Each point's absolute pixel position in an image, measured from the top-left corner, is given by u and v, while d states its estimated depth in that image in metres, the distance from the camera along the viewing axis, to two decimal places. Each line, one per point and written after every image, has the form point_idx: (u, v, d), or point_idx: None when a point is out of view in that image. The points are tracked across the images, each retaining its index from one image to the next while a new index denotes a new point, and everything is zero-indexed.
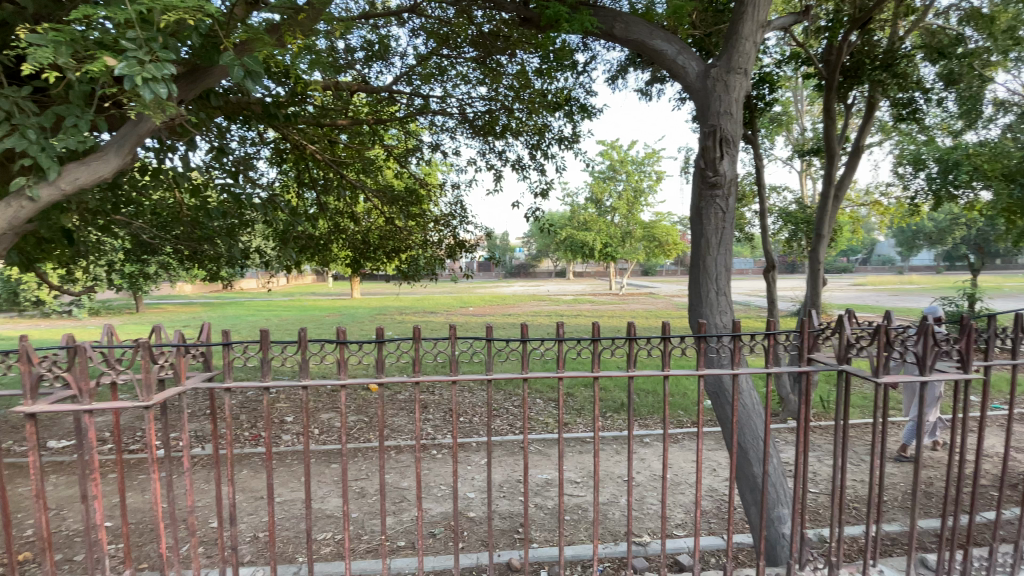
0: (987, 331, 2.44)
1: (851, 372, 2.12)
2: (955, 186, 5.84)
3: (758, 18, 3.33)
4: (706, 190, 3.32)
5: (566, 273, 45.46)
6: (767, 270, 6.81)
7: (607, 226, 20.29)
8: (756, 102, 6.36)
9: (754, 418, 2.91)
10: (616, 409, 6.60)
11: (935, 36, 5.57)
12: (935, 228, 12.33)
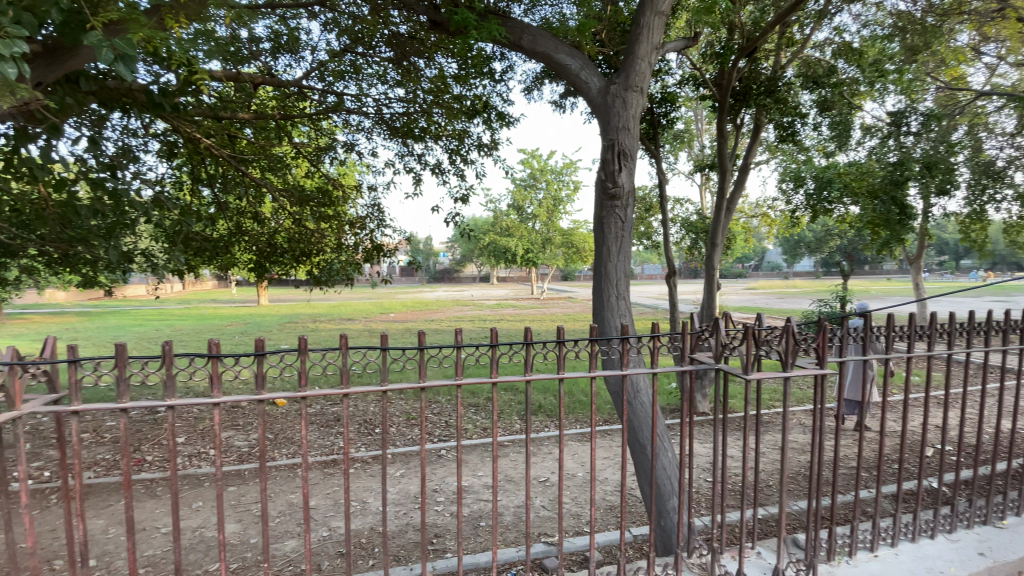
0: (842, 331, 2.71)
1: (725, 369, 2.29)
2: (827, 201, 6.63)
3: (653, 40, 3.54)
4: (607, 201, 3.47)
5: (491, 277, 45.73)
6: (671, 274, 7.30)
7: (528, 233, 20.67)
8: (659, 119, 6.81)
9: (643, 414, 3.07)
10: (532, 411, 6.71)
11: (810, 68, 6.26)
12: (812, 238, 13.88)
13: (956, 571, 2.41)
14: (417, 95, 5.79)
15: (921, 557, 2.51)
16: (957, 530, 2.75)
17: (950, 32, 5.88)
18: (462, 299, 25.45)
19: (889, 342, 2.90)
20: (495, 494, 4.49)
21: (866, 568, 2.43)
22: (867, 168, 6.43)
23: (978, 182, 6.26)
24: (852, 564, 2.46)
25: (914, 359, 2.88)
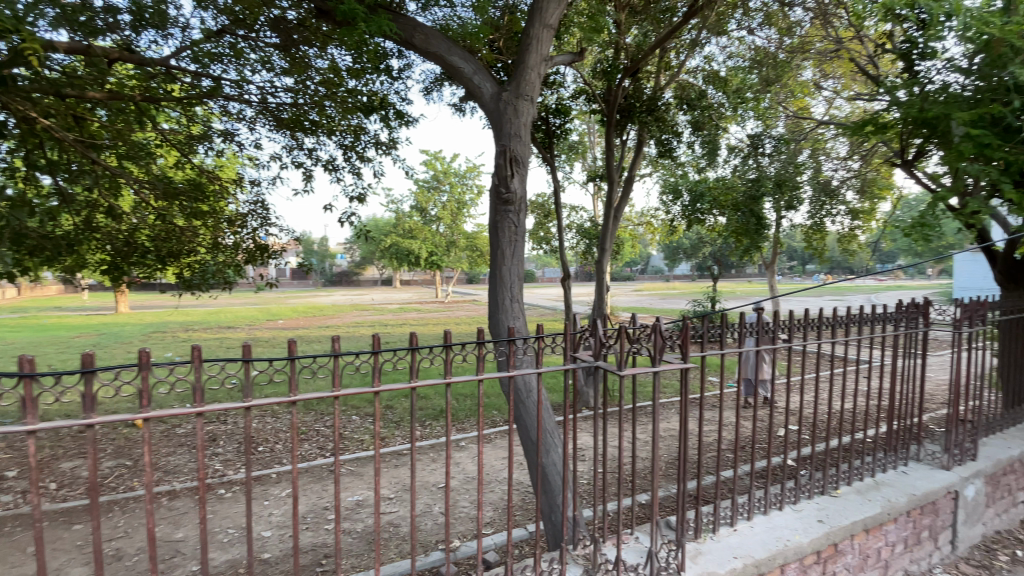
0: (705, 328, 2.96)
1: (603, 367, 2.42)
2: (700, 212, 7.53)
3: (542, 52, 3.67)
4: (500, 206, 3.52)
5: (394, 280, 44.42)
6: (565, 278, 7.61)
7: (431, 235, 20.38)
8: (554, 129, 7.09)
9: (525, 412, 3.17)
10: (432, 417, 6.59)
11: (685, 91, 6.93)
12: (690, 245, 15.39)
13: (800, 538, 2.67)
14: (307, 86, 5.41)
15: (771, 527, 2.75)
16: (801, 501, 2.98)
17: (797, 68, 6.81)
18: (364, 303, 24.44)
19: (744, 337, 3.27)
20: (391, 505, 4.33)
21: (727, 542, 2.65)
22: (732, 183, 7.27)
23: (818, 198, 7.32)
24: (716, 540, 2.67)
25: (767, 350, 3.22)
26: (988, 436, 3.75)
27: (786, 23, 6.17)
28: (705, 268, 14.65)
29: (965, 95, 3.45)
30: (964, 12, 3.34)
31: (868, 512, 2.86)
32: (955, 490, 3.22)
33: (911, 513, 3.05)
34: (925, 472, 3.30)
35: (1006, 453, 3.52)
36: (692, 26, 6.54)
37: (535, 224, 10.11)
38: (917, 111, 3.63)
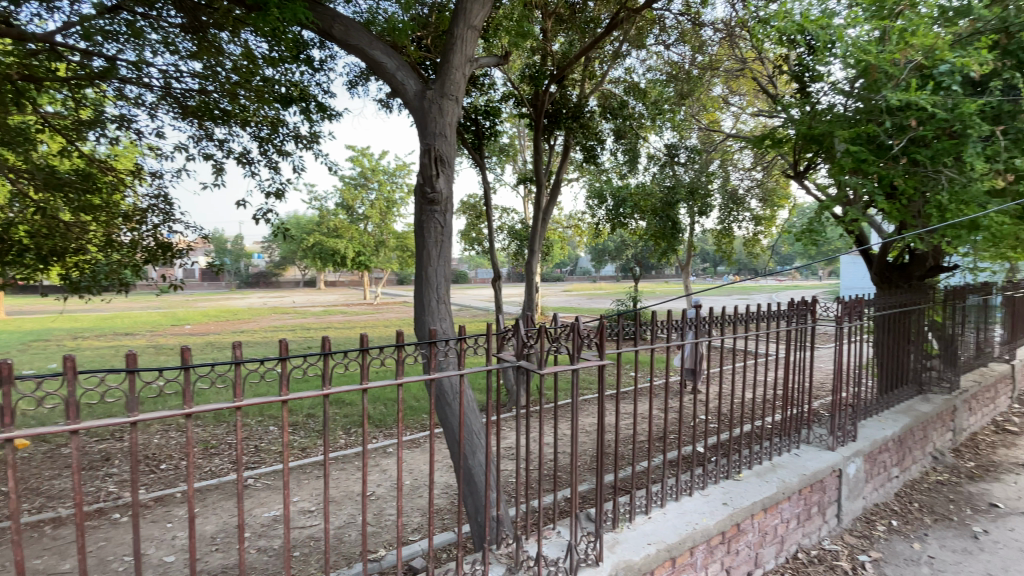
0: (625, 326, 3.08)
1: (524, 366, 2.46)
2: (623, 217, 7.93)
3: (466, 52, 3.66)
4: (426, 206, 3.45)
5: (319, 282, 42.43)
6: (495, 279, 7.63)
7: (359, 234, 19.67)
8: (485, 130, 7.10)
9: (448, 413, 3.13)
10: (359, 424, 6.35)
11: (608, 100, 7.23)
12: (614, 247, 16.09)
13: (707, 521, 2.85)
14: (217, 73, 5.02)
15: (682, 513, 2.93)
16: (708, 486, 3.20)
17: (709, 83, 7.32)
18: (285, 306, 23.11)
19: (661, 335, 3.45)
20: (315, 518, 4.12)
21: (642, 530, 2.78)
22: (653, 189, 7.68)
23: (727, 205, 7.92)
24: (632, 529, 2.79)
25: (681, 347, 3.42)
26: (865, 419, 4.23)
27: (698, 42, 6.61)
28: (628, 270, 15.38)
29: (846, 116, 3.85)
30: (846, 40, 3.70)
31: (765, 493, 3.11)
32: (839, 469, 3.59)
33: (802, 491, 3.35)
34: (814, 454, 3.66)
35: (880, 433, 3.99)
36: (615, 39, 6.83)
37: (466, 226, 10.08)
38: (807, 128, 4.02)
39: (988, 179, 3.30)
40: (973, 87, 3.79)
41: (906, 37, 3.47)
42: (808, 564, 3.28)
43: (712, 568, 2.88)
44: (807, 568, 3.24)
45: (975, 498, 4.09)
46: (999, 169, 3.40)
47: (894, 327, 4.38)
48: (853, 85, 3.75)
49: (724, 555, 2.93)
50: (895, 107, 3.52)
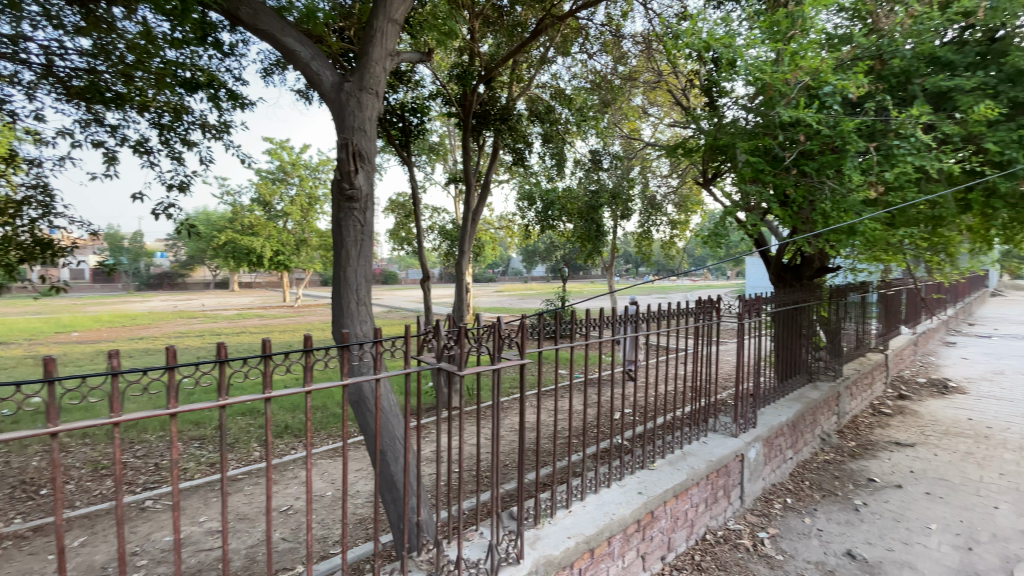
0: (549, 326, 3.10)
1: (445, 368, 2.40)
2: (551, 219, 8.09)
3: (387, 46, 3.56)
4: (344, 203, 3.29)
5: (233, 282, 39.49)
6: (424, 279, 7.48)
7: (277, 232, 18.56)
8: (412, 128, 6.92)
9: (367, 417, 3.00)
10: (276, 435, 5.96)
11: (535, 104, 7.34)
12: (544, 248, 16.42)
13: (623, 511, 2.97)
14: (110, 50, 4.50)
15: (601, 505, 3.02)
16: (625, 477, 3.34)
17: (630, 93, 7.66)
18: (194, 310, 21.27)
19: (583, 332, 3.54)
20: (225, 537, 3.81)
21: (562, 524, 2.83)
22: (579, 192, 7.91)
23: (647, 210, 8.34)
24: (554, 524, 2.84)
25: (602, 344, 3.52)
26: (764, 407, 4.62)
27: (620, 52, 6.90)
28: (557, 271, 15.76)
29: (747, 129, 4.18)
30: (746, 59, 4.01)
31: (677, 480, 3.30)
32: (741, 453, 3.89)
33: (709, 476, 3.59)
34: (720, 441, 3.94)
35: (777, 419, 4.37)
36: (542, 44, 6.95)
37: (394, 225, 9.82)
38: (715, 139, 4.31)
39: (862, 190, 3.71)
40: (850, 108, 4.26)
41: (795, 59, 3.78)
42: (716, 545, 3.51)
43: (628, 556, 3.01)
44: (714, 548, 3.48)
45: (855, 473, 4.60)
46: (871, 180, 3.78)
47: (788, 322, 4.82)
48: (753, 100, 4.08)
49: (640, 542, 3.07)
50: (787, 122, 3.87)
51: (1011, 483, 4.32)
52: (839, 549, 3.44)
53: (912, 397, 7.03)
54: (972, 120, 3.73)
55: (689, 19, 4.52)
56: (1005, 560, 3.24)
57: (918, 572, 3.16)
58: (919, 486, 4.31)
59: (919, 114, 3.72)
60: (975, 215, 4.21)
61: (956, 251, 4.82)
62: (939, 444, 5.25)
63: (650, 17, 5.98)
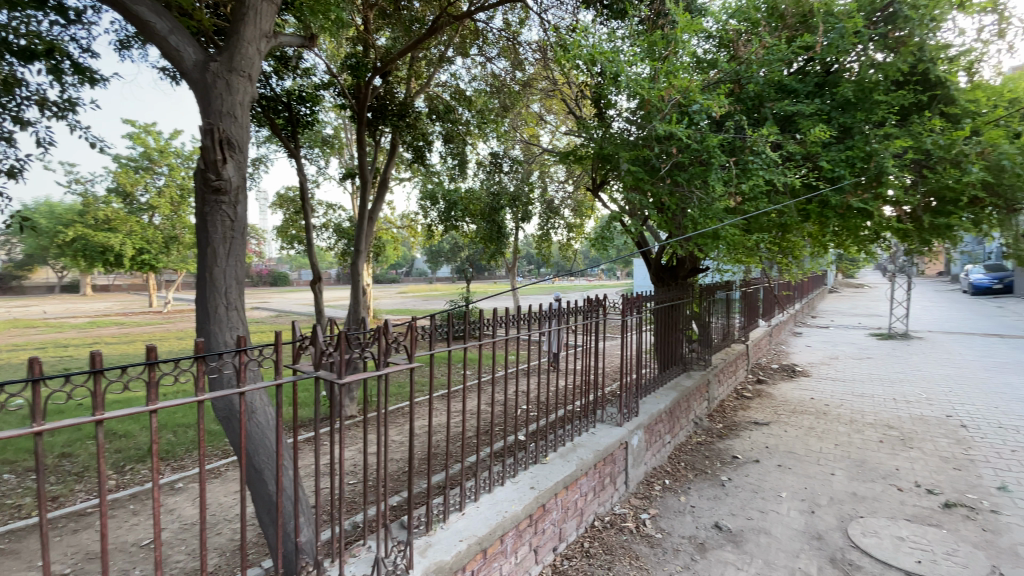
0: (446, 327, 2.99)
1: (321, 377, 2.14)
2: (454, 219, 8.05)
3: (261, 26, 3.28)
4: (209, 195, 2.96)
5: (86, 285, 34.09)
6: (315, 280, 7.03)
7: (141, 228, 16.39)
8: (301, 118, 6.45)
9: (235, 433, 2.70)
10: (138, 458, 5.22)
11: (434, 102, 7.23)
12: (447, 248, 16.33)
13: (515, 507, 2.98)
14: None
15: (494, 503, 3.00)
16: (518, 473, 3.38)
17: (529, 99, 7.85)
18: (32, 318, 18.00)
19: (484, 330, 3.53)
20: None
21: (454, 527, 2.75)
22: (481, 193, 7.96)
23: (546, 212, 8.61)
24: (445, 528, 2.74)
25: (498, 343, 3.53)
26: (646, 396, 4.99)
27: (518, 59, 7.03)
28: (460, 271, 15.74)
29: (630, 139, 4.48)
30: (628, 74, 4.28)
31: (566, 472, 3.42)
32: (625, 441, 4.15)
33: (597, 465, 3.79)
34: (607, 430, 4.17)
35: (656, 406, 4.74)
36: (440, 42, 6.85)
37: (283, 221, 9.12)
38: (601, 147, 4.56)
39: (724, 200, 4.15)
40: (716, 126, 4.74)
41: (670, 78, 4.13)
42: (603, 530, 3.71)
43: (521, 551, 3.02)
44: (602, 533, 3.67)
45: (722, 452, 5.14)
46: (731, 192, 4.26)
47: (667, 318, 5.25)
48: (634, 112, 4.36)
49: (532, 536, 3.11)
50: (663, 135, 4.21)
51: (842, 452, 5.10)
52: (709, 522, 3.81)
53: (770, 381, 8.04)
54: (810, 141, 4.34)
55: (578, 31, 4.71)
56: (838, 518, 3.81)
57: (772, 536, 3.60)
58: (774, 460, 4.92)
59: (769, 134, 4.24)
60: (813, 223, 4.90)
61: (800, 254, 5.57)
62: (789, 422, 6.05)
63: (545, 26, 6.17)
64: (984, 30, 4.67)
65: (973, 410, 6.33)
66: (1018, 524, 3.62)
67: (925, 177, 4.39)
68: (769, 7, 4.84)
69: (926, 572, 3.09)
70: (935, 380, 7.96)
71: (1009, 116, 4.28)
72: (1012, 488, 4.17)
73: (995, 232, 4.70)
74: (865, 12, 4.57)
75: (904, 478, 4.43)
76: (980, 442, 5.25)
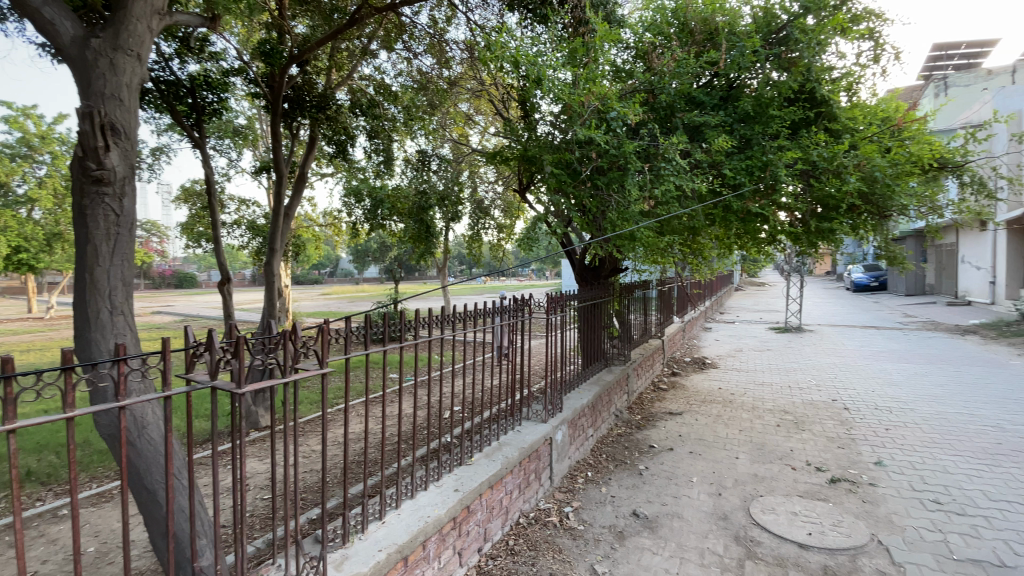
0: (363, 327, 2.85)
1: (218, 387, 1.97)
2: (380, 217, 7.81)
3: (153, 2, 2.99)
4: (88, 186, 2.64)
5: None
6: (224, 282, 6.53)
7: (17, 223, 14.42)
8: (207, 106, 5.95)
9: (122, 452, 2.43)
10: (9, 486, 4.57)
11: (357, 95, 6.99)
12: (374, 248, 15.84)
13: (438, 512, 2.92)
14: None
15: (416, 509, 2.92)
16: (443, 477, 3.32)
17: (457, 98, 7.78)
18: None
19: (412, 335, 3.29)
20: None
21: (373, 538, 2.64)
22: (408, 191, 7.74)
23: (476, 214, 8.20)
24: (364, 539, 2.63)
25: (424, 344, 3.43)
26: (571, 392, 5.13)
27: (445, 57, 6.94)
28: (389, 271, 15.35)
29: (554, 143, 4.56)
30: (549, 80, 4.36)
31: (491, 472, 3.41)
32: (549, 437, 4.23)
33: (522, 462, 3.83)
34: (532, 428, 4.23)
35: (579, 401, 4.88)
36: (363, 34, 6.61)
37: (189, 218, 8.39)
38: (526, 149, 4.61)
39: (639, 204, 4.36)
40: (632, 133, 4.96)
41: (588, 84, 4.27)
42: (528, 526, 3.76)
43: (444, 555, 2.97)
44: (527, 530, 3.72)
45: (640, 442, 5.40)
46: (646, 197, 4.49)
47: (591, 316, 5.42)
48: (557, 116, 4.46)
49: (456, 539, 3.08)
50: (583, 140, 4.35)
51: (745, 436, 5.54)
52: (627, 511, 3.99)
53: (684, 373, 8.59)
54: (714, 150, 4.69)
55: (501, 32, 4.74)
56: (742, 498, 4.13)
57: (684, 519, 3.84)
58: (686, 447, 5.25)
59: (679, 142, 4.53)
60: (718, 226, 5.29)
61: (708, 254, 5.99)
62: (700, 411, 6.49)
63: (470, 26, 6.15)
64: (863, 54, 5.26)
65: (854, 394, 7.13)
66: (890, 494, 4.11)
67: (811, 186, 4.83)
68: (680, 23, 5.16)
69: (815, 543, 3.43)
70: (824, 368, 8.88)
71: (880, 133, 4.86)
72: (885, 462, 4.74)
73: (870, 235, 5.31)
74: (762, 33, 5.02)
75: (798, 458, 4.90)
76: (860, 422, 5.92)
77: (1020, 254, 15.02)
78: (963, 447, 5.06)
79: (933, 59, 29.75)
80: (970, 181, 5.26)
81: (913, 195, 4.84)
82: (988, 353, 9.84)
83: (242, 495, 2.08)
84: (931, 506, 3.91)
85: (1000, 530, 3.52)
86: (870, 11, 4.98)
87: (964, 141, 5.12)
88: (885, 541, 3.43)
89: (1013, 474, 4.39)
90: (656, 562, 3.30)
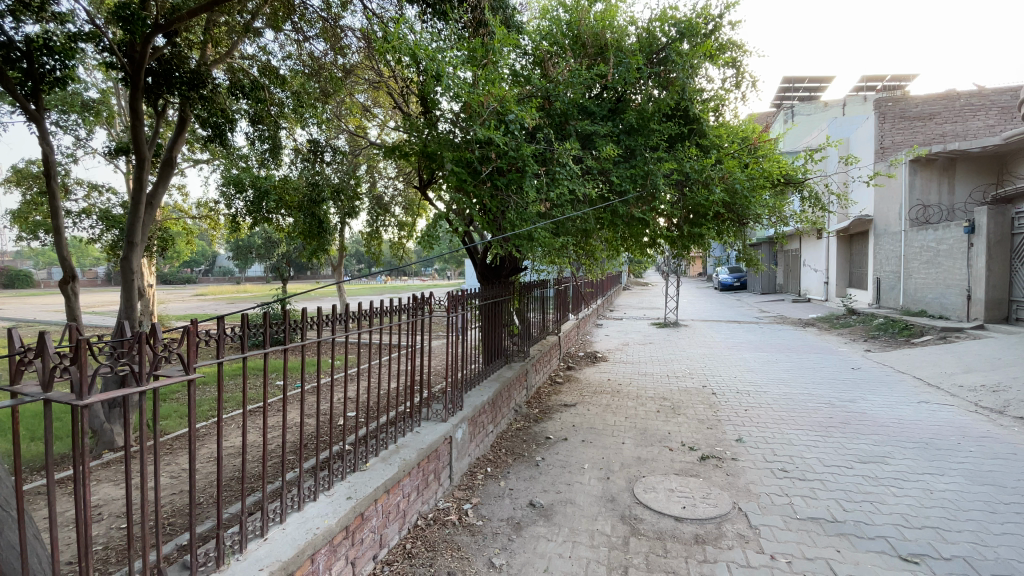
0: (242, 332, 2.58)
1: (54, 400, 1.69)
2: (266, 211, 6.88)
3: None
4: None
5: None
6: (67, 280, 5.56)
7: None
8: (48, 74, 5.01)
9: None
10: None
11: (237, 75, 6.38)
12: (258, 244, 14.61)
13: (328, 521, 2.78)
14: None
15: (303, 521, 2.75)
16: (334, 486, 3.16)
17: (352, 87, 7.42)
18: None
19: (303, 336, 3.04)
20: None
21: (253, 558, 2.43)
22: (298, 183, 7.18)
23: (374, 210, 7.95)
24: (241, 559, 2.41)
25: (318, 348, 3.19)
26: (471, 390, 5.17)
27: (339, 43, 6.61)
28: (275, 269, 14.25)
29: (454, 141, 4.53)
30: (449, 78, 4.28)
31: (387, 476, 3.32)
32: (449, 436, 4.22)
33: (420, 463, 3.77)
34: (431, 428, 4.18)
35: (479, 399, 4.93)
36: (245, 9, 6.03)
37: (21, 204, 7.07)
38: (426, 145, 4.51)
39: (535, 206, 4.54)
40: (529, 136, 5.12)
41: (488, 85, 4.33)
42: (426, 527, 3.72)
43: (336, 567, 2.83)
44: (425, 531, 3.67)
45: (537, 435, 5.61)
46: (542, 199, 4.66)
47: (490, 315, 5.48)
48: (457, 115, 4.44)
49: (348, 548, 2.94)
50: (482, 140, 4.38)
51: (631, 423, 6.01)
52: (524, 502, 4.13)
53: (578, 367, 9.05)
54: (603, 158, 5.05)
55: (397, 23, 4.58)
56: (628, 480, 4.46)
57: (576, 504, 4.06)
58: (579, 436, 5.54)
59: (572, 149, 4.77)
60: (607, 229, 5.67)
61: (599, 256, 6.41)
62: (591, 401, 6.89)
63: (367, 14, 5.92)
64: (728, 80, 5.96)
65: (721, 381, 8.05)
66: (748, 467, 4.72)
67: (684, 195, 5.34)
68: (574, 35, 5.44)
69: (688, 515, 3.82)
70: (698, 359, 9.90)
71: (739, 150, 5.56)
72: (744, 438, 5.42)
73: (732, 240, 6.07)
74: (645, 51, 5.49)
75: (675, 440, 5.42)
76: (725, 405, 6.71)
77: (846, 258, 17.99)
78: (803, 422, 5.95)
79: (783, 90, 34.59)
80: (808, 196, 6.22)
81: (765, 206, 5.56)
82: (822, 342, 11.70)
83: (88, 526, 1.80)
84: (779, 474, 4.55)
85: (830, 490, 4.21)
86: (733, 42, 5.67)
87: (804, 161, 6.01)
88: (745, 508, 3.93)
89: (839, 443, 5.27)
90: (551, 548, 3.46)
